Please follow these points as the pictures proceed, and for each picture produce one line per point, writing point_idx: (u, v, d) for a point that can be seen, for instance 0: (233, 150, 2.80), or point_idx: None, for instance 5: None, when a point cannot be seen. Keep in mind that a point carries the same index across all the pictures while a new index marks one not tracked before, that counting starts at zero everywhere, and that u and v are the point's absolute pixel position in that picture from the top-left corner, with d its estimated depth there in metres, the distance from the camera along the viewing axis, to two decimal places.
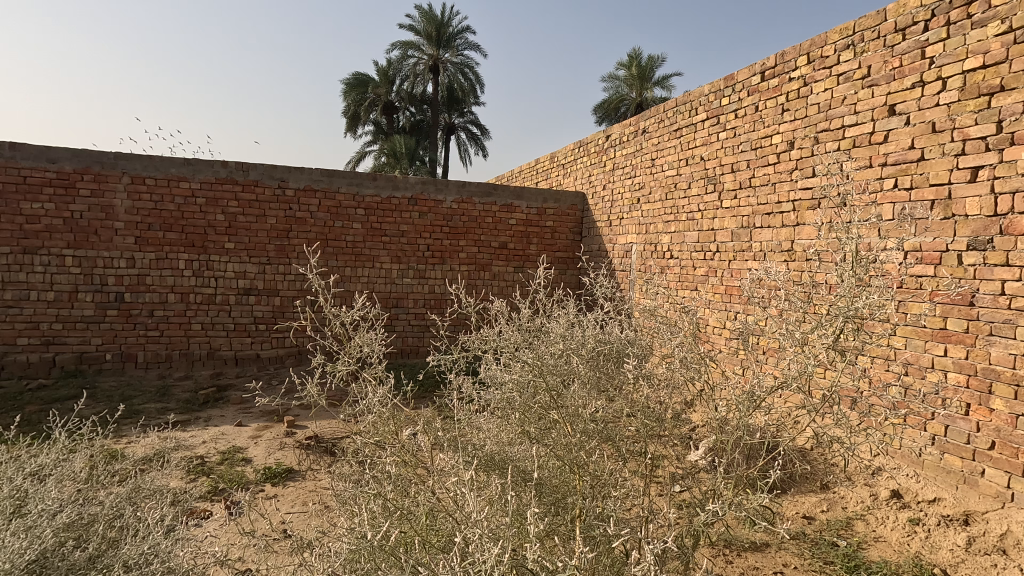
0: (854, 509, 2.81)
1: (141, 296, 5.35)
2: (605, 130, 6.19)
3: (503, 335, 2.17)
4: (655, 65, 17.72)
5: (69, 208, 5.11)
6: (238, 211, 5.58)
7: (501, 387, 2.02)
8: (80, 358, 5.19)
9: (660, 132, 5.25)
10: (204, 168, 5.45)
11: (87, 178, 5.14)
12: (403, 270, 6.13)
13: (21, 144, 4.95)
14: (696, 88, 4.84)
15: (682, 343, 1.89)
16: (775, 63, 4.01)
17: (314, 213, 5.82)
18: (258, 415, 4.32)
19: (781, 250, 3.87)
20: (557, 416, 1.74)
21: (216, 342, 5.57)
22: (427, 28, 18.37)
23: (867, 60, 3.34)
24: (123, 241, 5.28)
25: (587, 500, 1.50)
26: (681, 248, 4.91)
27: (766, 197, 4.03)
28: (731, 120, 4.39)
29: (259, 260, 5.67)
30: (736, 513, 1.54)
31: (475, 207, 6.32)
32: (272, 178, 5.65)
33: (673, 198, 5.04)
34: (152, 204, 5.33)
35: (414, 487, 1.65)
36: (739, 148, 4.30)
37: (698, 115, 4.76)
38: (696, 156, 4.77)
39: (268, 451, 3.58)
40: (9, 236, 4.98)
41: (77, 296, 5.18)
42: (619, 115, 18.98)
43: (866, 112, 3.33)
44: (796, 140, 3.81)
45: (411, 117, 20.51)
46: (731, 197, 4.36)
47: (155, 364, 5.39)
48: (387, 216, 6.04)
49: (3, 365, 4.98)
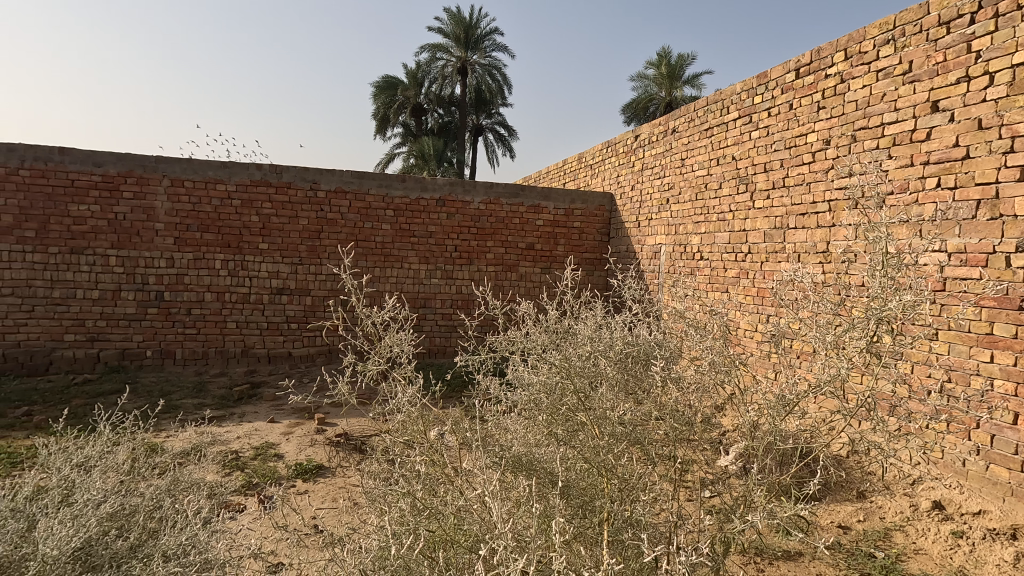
0: (893, 520, 2.72)
1: (179, 295, 5.53)
2: (633, 129, 6.13)
3: (530, 336, 2.17)
4: (684, 64, 17.48)
5: (113, 210, 5.32)
6: (272, 213, 5.72)
7: (528, 388, 2.02)
8: (122, 354, 5.39)
9: (690, 131, 5.17)
10: (240, 171, 5.61)
11: (130, 180, 5.34)
12: (431, 270, 6.18)
13: (70, 148, 5.18)
14: (728, 86, 4.76)
15: (712, 347, 1.86)
16: (810, 60, 3.91)
17: (344, 214, 5.92)
18: (289, 412, 4.41)
19: (816, 252, 3.78)
20: (584, 419, 1.73)
21: (250, 340, 5.72)
22: (455, 30, 18.51)
23: (908, 55, 3.23)
24: (164, 242, 5.47)
25: (615, 505, 1.49)
26: (711, 249, 4.83)
27: (801, 197, 3.93)
28: (764, 119, 4.30)
29: (292, 261, 5.80)
30: (769, 521, 1.51)
31: (503, 208, 6.33)
32: (304, 180, 5.77)
33: (703, 198, 4.96)
34: (190, 206, 5.51)
35: (441, 487, 1.66)
36: (773, 147, 4.20)
37: (729, 114, 4.67)
38: (727, 156, 4.69)
39: (299, 447, 3.66)
40: (58, 237, 5.21)
41: (120, 295, 5.38)
42: (648, 115, 18.78)
43: (906, 109, 3.22)
44: (832, 138, 3.71)
45: (440, 119, 20.70)
46: (764, 198, 4.27)
47: (193, 361, 5.56)
48: (415, 216, 6.11)
49: (52, 360, 5.21)
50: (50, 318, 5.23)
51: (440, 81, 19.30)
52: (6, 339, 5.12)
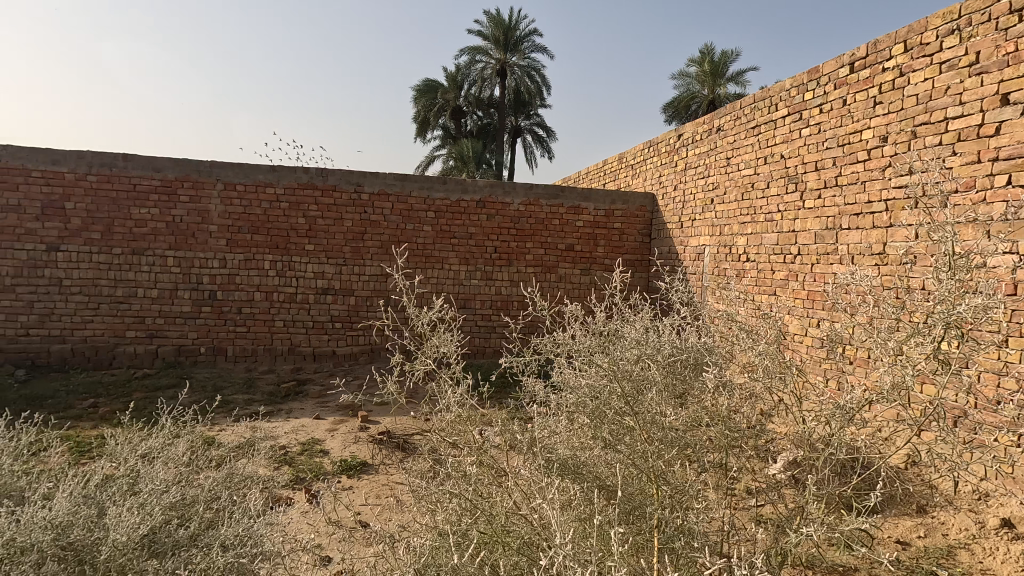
0: (957, 537, 2.57)
1: (231, 294, 5.75)
2: (676, 129, 6.02)
3: (574, 339, 2.15)
4: (729, 61, 17.06)
5: (171, 213, 5.59)
6: (318, 215, 5.88)
7: (573, 391, 2.00)
8: (178, 350, 5.65)
9: (736, 130, 5.04)
10: (288, 174, 5.79)
11: (186, 185, 5.60)
12: (471, 271, 6.23)
13: (132, 155, 5.47)
14: (776, 83, 4.61)
15: (763, 352, 1.80)
16: (866, 53, 3.74)
17: (387, 216, 6.03)
18: (334, 409, 4.53)
19: (871, 254, 3.62)
20: (633, 423, 1.71)
21: (297, 338, 5.90)
22: (495, 33, 18.62)
23: (975, 46, 3.06)
24: (217, 243, 5.70)
25: (667, 513, 1.47)
26: (758, 251, 4.70)
27: (855, 197, 3.77)
28: (815, 116, 4.15)
29: (336, 261, 5.95)
30: (830, 536, 1.45)
31: (542, 209, 6.32)
32: (349, 183, 5.92)
33: (750, 198, 4.82)
34: (241, 208, 5.73)
35: (488, 488, 1.67)
36: (824, 145, 4.05)
37: (778, 111, 4.53)
38: (775, 154, 4.55)
39: (344, 443, 3.75)
40: (121, 239, 5.50)
41: (177, 293, 5.64)
42: (690, 113, 18.40)
43: (973, 103, 3.05)
44: (890, 134, 3.55)
45: (479, 121, 20.84)
46: (814, 197, 4.12)
47: (243, 358, 5.78)
48: (456, 218, 6.17)
49: (115, 355, 5.52)
50: (113, 315, 5.53)
51: (479, 83, 19.45)
52: (74, 335, 5.45)
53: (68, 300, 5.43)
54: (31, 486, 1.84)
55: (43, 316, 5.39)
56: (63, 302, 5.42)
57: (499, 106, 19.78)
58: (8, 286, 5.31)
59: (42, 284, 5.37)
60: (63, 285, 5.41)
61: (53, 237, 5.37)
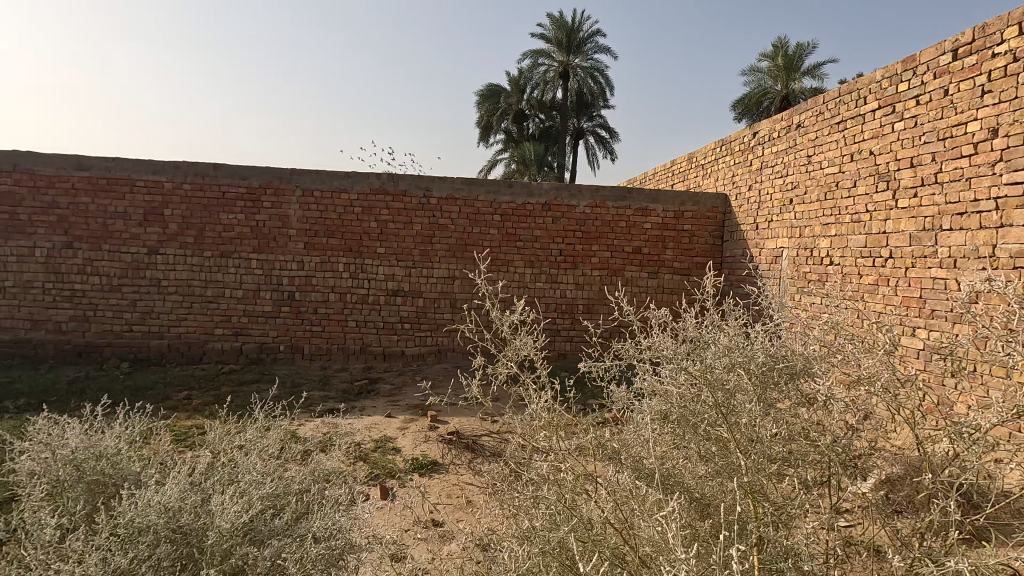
0: None
1: (308, 295, 6.03)
2: (751, 126, 5.77)
3: (656, 343, 2.08)
4: (804, 54, 16.22)
5: (255, 218, 5.94)
6: (389, 219, 6.07)
7: (658, 399, 1.94)
8: (260, 347, 6.00)
9: (818, 125, 4.76)
10: (361, 180, 6.02)
11: (269, 191, 5.93)
12: (536, 274, 6.22)
13: (222, 164, 5.86)
14: (865, 74, 4.32)
15: (868, 362, 1.68)
16: (972, 39, 3.44)
17: (455, 220, 6.14)
18: (405, 408, 4.65)
19: (978, 257, 3.31)
20: (731, 435, 1.64)
21: (368, 338, 6.11)
22: (558, 35, 18.60)
23: None
24: (296, 246, 6.01)
25: (769, 531, 1.40)
26: (843, 254, 4.42)
27: (958, 195, 3.47)
28: (910, 108, 3.85)
29: (406, 264, 6.11)
30: (962, 568, 1.33)
31: (609, 211, 6.23)
32: (419, 188, 6.07)
33: (834, 198, 4.54)
34: (318, 213, 6.00)
35: (578, 496, 1.65)
36: (922, 140, 3.75)
37: (867, 105, 4.24)
38: (863, 151, 4.26)
39: (415, 442, 3.84)
40: (211, 242, 5.91)
41: (259, 294, 5.98)
42: (761, 110, 17.64)
43: None
44: (1000, 126, 3.24)
45: (541, 124, 20.86)
46: (910, 196, 3.82)
47: (319, 356, 6.05)
48: (522, 221, 6.19)
49: (205, 351, 5.93)
50: (204, 314, 5.94)
51: (542, 86, 19.48)
52: (170, 331, 5.90)
53: (165, 299, 5.88)
54: (143, 471, 2.00)
55: (143, 314, 5.87)
56: (161, 301, 5.88)
57: (561, 108, 19.73)
58: (115, 286, 5.82)
59: (144, 284, 5.85)
60: (161, 285, 5.87)
61: (153, 241, 5.83)
